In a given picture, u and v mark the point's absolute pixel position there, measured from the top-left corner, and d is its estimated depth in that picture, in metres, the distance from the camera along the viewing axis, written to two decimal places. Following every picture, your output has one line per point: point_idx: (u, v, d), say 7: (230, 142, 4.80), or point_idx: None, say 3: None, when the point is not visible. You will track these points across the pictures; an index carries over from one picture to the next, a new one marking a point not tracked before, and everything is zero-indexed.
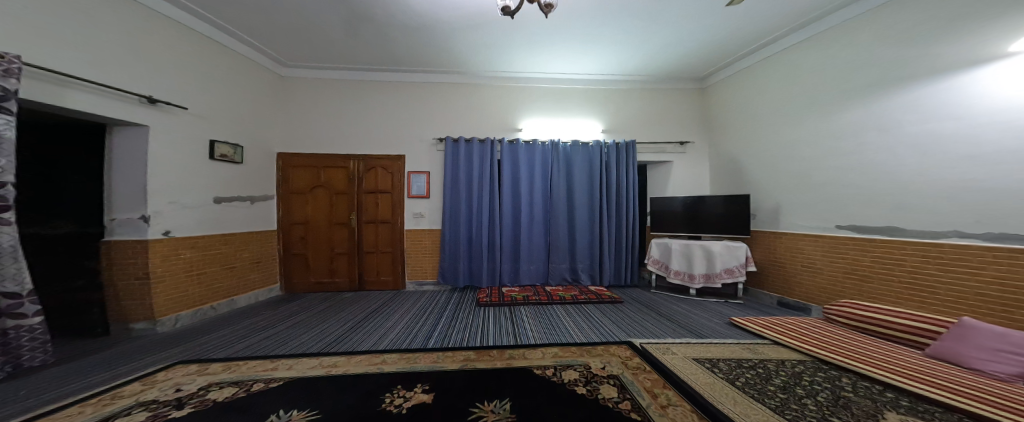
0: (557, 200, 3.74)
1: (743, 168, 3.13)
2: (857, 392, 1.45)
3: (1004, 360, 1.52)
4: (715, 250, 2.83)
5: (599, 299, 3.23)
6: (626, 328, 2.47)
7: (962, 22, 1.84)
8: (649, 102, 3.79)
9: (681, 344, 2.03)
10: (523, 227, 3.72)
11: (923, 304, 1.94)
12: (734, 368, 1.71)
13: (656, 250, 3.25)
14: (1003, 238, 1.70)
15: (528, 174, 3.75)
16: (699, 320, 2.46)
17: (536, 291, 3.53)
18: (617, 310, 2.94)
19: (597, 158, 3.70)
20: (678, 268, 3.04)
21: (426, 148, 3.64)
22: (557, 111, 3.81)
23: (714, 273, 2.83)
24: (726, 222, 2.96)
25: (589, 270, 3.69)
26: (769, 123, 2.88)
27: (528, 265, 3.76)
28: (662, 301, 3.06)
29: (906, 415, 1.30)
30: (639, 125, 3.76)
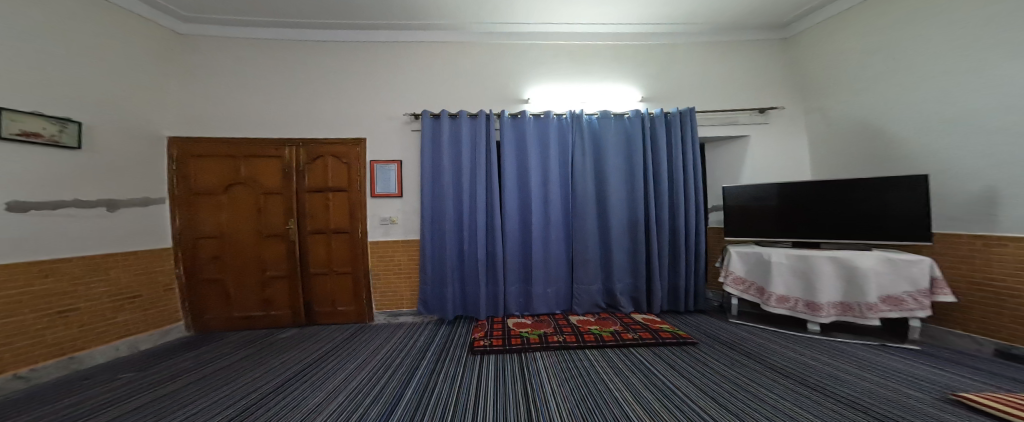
0: (582, 196, 2.66)
1: (892, 139, 2.15)
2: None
3: None
4: (862, 266, 1.86)
5: (655, 338, 2.10)
6: (739, 407, 1.41)
7: None
8: (706, 59, 2.77)
9: None
10: (536, 235, 2.67)
11: None
12: None
13: (741, 263, 2.22)
14: None
15: (537, 161, 2.71)
16: (879, 391, 1.39)
17: (559, 325, 2.45)
18: (694, 358, 1.86)
19: (636, 135, 2.65)
20: (784, 292, 2.06)
21: (399, 128, 2.62)
22: (580, 75, 2.77)
23: (861, 303, 1.86)
24: (802, 219, 2.20)
25: (633, 293, 2.58)
26: (962, 65, 1.87)
27: (544, 288, 2.67)
28: (758, 336, 1.98)
29: None
30: (696, 90, 2.74)
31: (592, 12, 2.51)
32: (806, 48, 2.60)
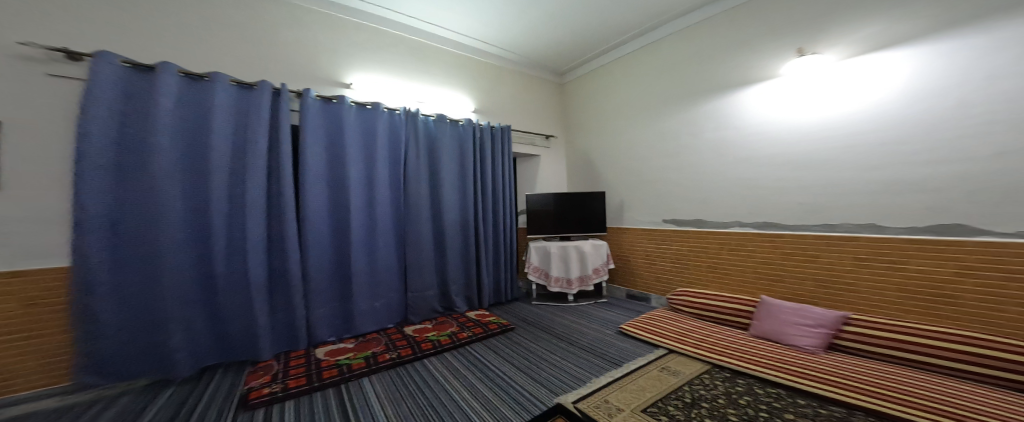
0: (416, 200, 2.58)
1: (598, 170, 3.72)
2: (773, 409, 1.57)
3: (807, 333, 2.03)
4: (586, 251, 3.15)
5: (485, 332, 2.49)
6: (540, 375, 2.02)
7: (714, 62, 2.70)
8: (518, 90, 3.54)
9: (611, 392, 1.81)
10: (355, 242, 2.27)
11: (723, 285, 2.68)
12: (683, 410, 1.62)
13: (535, 256, 3.22)
14: (775, 226, 2.40)
15: (359, 154, 2.32)
16: (599, 338, 2.53)
17: (393, 340, 2.25)
18: (513, 342, 2.44)
19: (461, 146, 2.81)
20: (558, 275, 3.14)
21: (12, 63, 1.57)
22: (419, 72, 2.77)
23: (586, 276, 3.15)
24: (557, 216, 3.31)
25: (468, 292, 2.87)
26: (619, 133, 3.49)
27: (372, 304, 2.36)
28: (546, 313, 2.96)
29: (770, 401, 1.62)
30: (515, 113, 3.45)
31: (440, 15, 2.59)
32: (569, 101, 4.02)
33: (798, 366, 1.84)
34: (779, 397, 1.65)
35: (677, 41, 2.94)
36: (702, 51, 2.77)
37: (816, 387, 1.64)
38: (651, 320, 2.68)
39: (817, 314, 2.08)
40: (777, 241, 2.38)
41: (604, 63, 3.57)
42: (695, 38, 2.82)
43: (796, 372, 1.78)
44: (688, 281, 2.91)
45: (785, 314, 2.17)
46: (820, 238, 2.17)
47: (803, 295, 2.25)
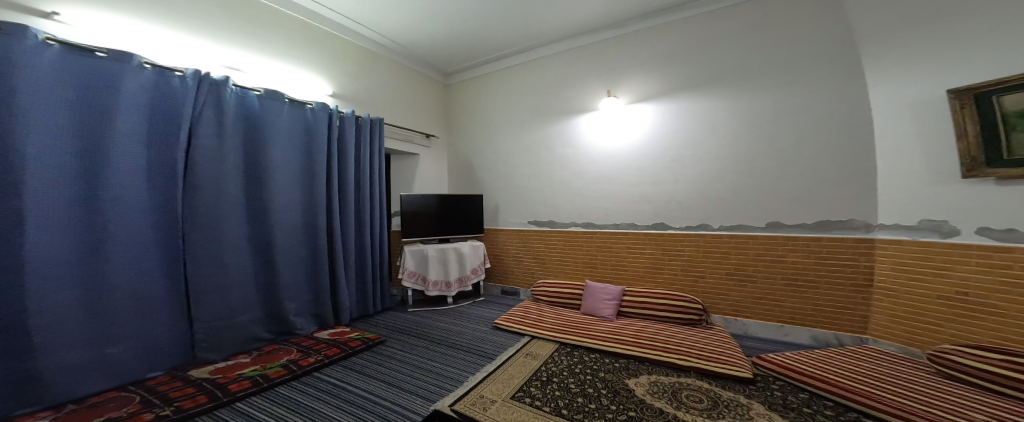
0: (196, 195, 1.98)
1: (476, 173, 3.88)
2: (601, 370, 2.00)
3: (607, 305, 2.70)
4: (465, 252, 3.26)
5: (342, 350, 2.23)
6: (411, 383, 1.94)
7: (561, 90, 3.30)
8: (386, 78, 3.29)
9: (484, 386, 1.90)
10: (43, 261, 1.51)
11: (568, 273, 3.23)
12: (541, 388, 1.87)
13: (411, 260, 3.10)
14: (606, 225, 3.04)
15: (55, 127, 1.55)
16: (475, 335, 2.63)
17: (160, 393, 1.67)
18: (386, 354, 2.26)
19: (270, 129, 2.32)
20: (436, 278, 3.13)
21: None
22: (243, 37, 2.29)
23: (464, 277, 3.26)
24: (440, 219, 3.37)
25: (319, 309, 2.58)
26: (490, 140, 3.78)
27: (98, 350, 1.66)
28: (422, 319, 2.91)
29: (598, 364, 2.07)
30: (386, 105, 3.28)
31: None
32: (450, 103, 4.10)
33: (615, 332, 2.39)
34: (603, 360, 2.12)
35: (537, 67, 3.47)
36: (551, 79, 3.37)
37: (620, 347, 2.18)
38: (519, 312, 2.96)
39: (615, 289, 2.79)
40: (601, 235, 3.05)
41: (479, 74, 3.85)
42: (547, 67, 3.40)
43: (613, 337, 2.33)
44: (543, 273, 3.39)
45: (598, 292, 2.81)
46: (615, 234, 2.97)
47: (610, 277, 3.00)
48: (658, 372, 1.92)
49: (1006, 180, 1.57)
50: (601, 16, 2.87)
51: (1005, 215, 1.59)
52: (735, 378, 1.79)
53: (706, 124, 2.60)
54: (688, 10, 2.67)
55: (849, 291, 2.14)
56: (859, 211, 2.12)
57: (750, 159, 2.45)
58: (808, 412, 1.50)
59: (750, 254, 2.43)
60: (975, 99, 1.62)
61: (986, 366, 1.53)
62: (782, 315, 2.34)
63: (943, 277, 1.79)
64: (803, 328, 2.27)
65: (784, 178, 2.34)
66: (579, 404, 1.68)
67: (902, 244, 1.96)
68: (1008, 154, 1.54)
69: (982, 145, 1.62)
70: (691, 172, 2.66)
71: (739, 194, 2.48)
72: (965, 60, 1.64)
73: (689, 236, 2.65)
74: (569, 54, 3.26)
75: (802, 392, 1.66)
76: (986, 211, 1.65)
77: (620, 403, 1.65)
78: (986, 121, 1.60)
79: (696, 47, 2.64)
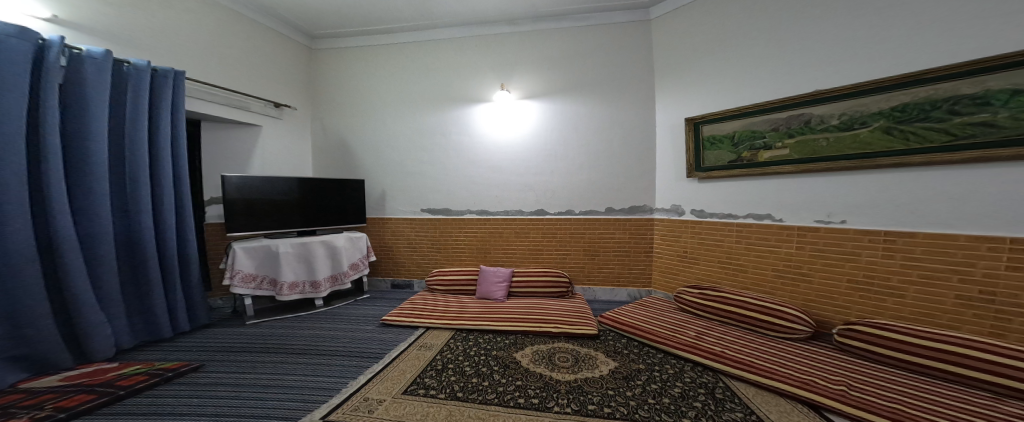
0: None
1: (353, 156, 3.38)
2: (493, 348, 2.18)
3: (499, 287, 2.94)
4: (340, 245, 2.85)
5: (107, 392, 1.63)
6: (264, 407, 1.61)
7: (441, 76, 3.23)
8: (154, 2, 2.26)
9: (375, 388, 1.78)
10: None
11: (461, 260, 3.30)
12: (435, 376, 1.90)
13: (247, 260, 2.49)
14: (496, 213, 3.23)
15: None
16: (356, 337, 2.38)
17: None
18: (232, 383, 1.79)
19: None
20: (293, 278, 2.63)
21: None
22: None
23: (338, 274, 2.86)
24: (301, 207, 2.80)
25: (17, 349, 1.70)
26: (358, 118, 3.35)
27: None
28: (281, 331, 2.41)
29: (489, 344, 2.25)
30: (194, 57, 2.46)
31: None
32: (312, 71, 3.41)
33: (505, 311, 2.65)
34: (493, 339, 2.31)
35: (415, 46, 3.26)
36: (429, 61, 3.24)
37: (508, 324, 2.44)
38: (410, 305, 2.85)
39: (505, 272, 3.04)
40: (493, 220, 3.23)
41: (348, 44, 3.35)
42: (425, 49, 3.24)
43: (502, 316, 2.57)
44: (438, 262, 3.35)
45: (489, 275, 3.01)
46: (506, 219, 3.21)
47: (501, 260, 3.24)
48: (538, 341, 2.25)
49: (705, 179, 2.62)
50: (499, 10, 2.91)
51: (705, 200, 2.64)
52: (586, 336, 2.30)
53: (575, 125, 3.08)
54: (566, 24, 3.04)
55: (644, 256, 3.04)
56: (646, 199, 3.02)
57: (607, 157, 3.05)
58: (627, 352, 2.09)
59: (602, 233, 3.09)
60: (692, 127, 2.67)
61: (693, 298, 2.48)
62: (610, 279, 3.11)
63: (679, 242, 2.81)
64: (625, 286, 3.09)
65: (627, 174, 3.03)
66: (472, 383, 1.81)
67: (665, 221, 2.92)
68: (703, 164, 2.61)
69: (695, 157, 2.67)
70: (564, 165, 3.12)
71: (589, 185, 3.09)
72: (703, 104, 2.62)
73: (563, 220, 3.13)
74: (459, 41, 3.20)
75: (626, 339, 2.27)
76: (691, 197, 2.72)
77: (509, 375, 1.87)
78: (696, 140, 2.66)
79: (561, 59, 3.08)
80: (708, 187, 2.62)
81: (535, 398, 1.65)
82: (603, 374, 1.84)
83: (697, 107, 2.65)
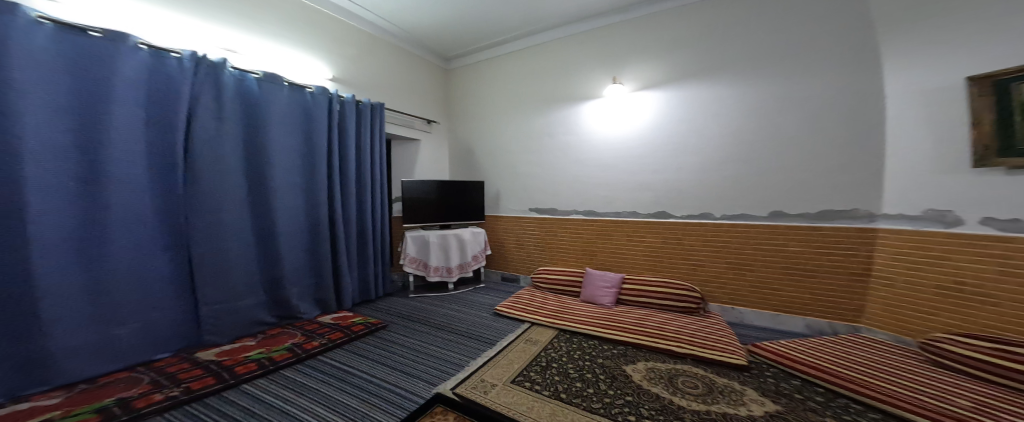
0: (199, 175, 2.00)
1: (477, 160, 3.87)
2: (600, 356, 2.04)
3: (606, 293, 2.74)
4: (465, 239, 3.31)
5: (348, 334, 2.33)
6: (414, 368, 2.01)
7: (557, 76, 3.27)
8: (379, 56, 3.20)
9: (487, 371, 1.96)
10: (46, 241, 1.52)
11: (566, 262, 3.25)
12: (540, 373, 1.91)
13: (413, 247, 3.19)
14: (600, 214, 3.06)
15: (47, 100, 1.52)
16: (474, 321, 2.70)
17: (171, 374, 1.74)
18: (389, 341, 2.33)
19: (267, 111, 2.30)
20: (437, 264, 3.20)
21: None
22: (230, 12, 2.19)
23: (463, 263, 3.31)
24: (438, 205, 3.39)
25: (319, 295, 2.63)
26: (484, 127, 3.79)
27: (107, 331, 1.70)
28: (421, 306, 2.97)
29: (594, 350, 2.11)
30: (387, 91, 3.29)
31: None
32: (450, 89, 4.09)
33: (613, 321, 2.42)
34: (597, 346, 2.17)
35: (530, 52, 3.45)
36: (544, 64, 3.36)
37: (617, 334, 2.23)
38: (519, 299, 3.00)
39: (611, 278, 2.83)
40: (599, 222, 3.05)
41: (475, 62, 3.85)
42: (541, 53, 3.38)
43: (611, 324, 2.37)
44: (542, 261, 3.42)
45: (599, 279, 2.84)
46: (615, 221, 2.97)
47: (608, 263, 3.02)
48: (655, 359, 1.96)
49: (1018, 169, 1.56)
50: None
51: (1005, 202, 1.59)
52: (730, 365, 1.83)
53: (715, 109, 2.55)
54: None
55: (849, 280, 2.15)
56: (861, 200, 2.12)
57: (762, 144, 2.40)
58: (800, 398, 1.53)
59: (750, 244, 2.44)
60: (993, 88, 1.60)
61: (979, 354, 1.57)
62: (774, 302, 2.38)
63: (948, 262, 1.78)
64: (789, 314, 2.34)
65: (803, 166, 2.28)
66: (578, 388, 1.73)
67: (897, 232, 1.98)
68: (1018, 142, 1.53)
69: (998, 131, 1.59)
70: (696, 160, 2.63)
71: (736, 182, 2.49)
72: (966, 48, 1.67)
73: (693, 225, 2.64)
74: (576, 39, 3.17)
75: (799, 381, 1.68)
76: (972, 198, 1.69)
77: (618, 388, 1.70)
78: (1003, 108, 1.58)
79: (697, 32, 2.60)
80: (1018, 180, 1.56)
81: (650, 420, 1.43)
82: (754, 416, 1.42)
83: (957, 54, 1.70)
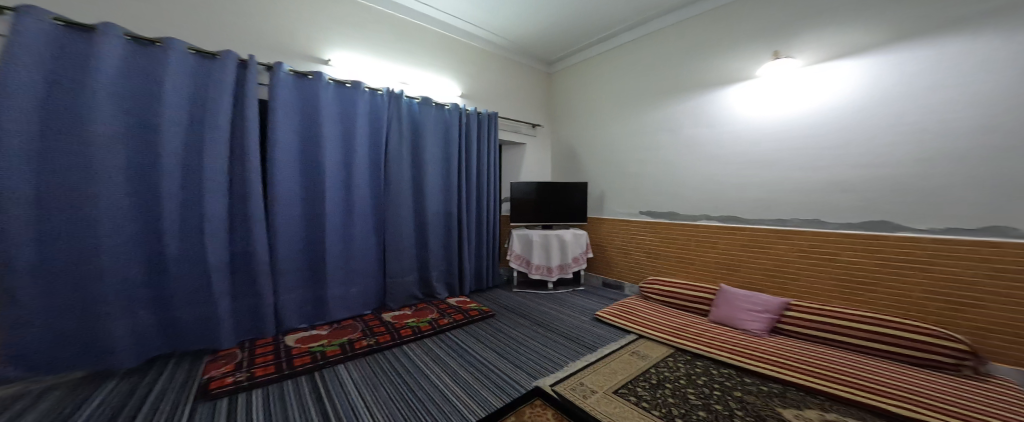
0: (395, 179, 2.63)
1: (581, 161, 3.83)
2: (727, 386, 1.74)
3: (754, 317, 2.27)
4: (567, 239, 3.32)
5: (466, 318, 2.62)
6: (517, 359, 2.13)
7: (683, 64, 2.91)
8: (497, 72, 3.52)
9: (588, 375, 1.92)
10: (331, 222, 2.32)
11: (690, 274, 2.88)
12: (650, 389, 1.76)
13: (518, 243, 3.36)
14: (736, 220, 2.62)
15: (334, 131, 2.33)
16: (575, 323, 2.68)
17: (370, 326, 2.36)
18: (493, 329, 2.51)
19: (442, 131, 2.90)
20: (538, 262, 3.29)
21: None
22: (395, 50, 2.70)
23: (565, 263, 3.33)
24: (539, 206, 3.48)
25: (450, 276, 3.01)
26: (591, 125, 3.70)
27: (346, 289, 2.44)
28: (523, 301, 3.11)
29: (716, 378, 1.82)
30: (500, 100, 3.54)
31: None
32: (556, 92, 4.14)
33: (745, 349, 2.03)
34: (721, 375, 1.86)
35: (644, 42, 3.19)
36: (664, 52, 3.04)
37: (756, 364, 1.88)
38: (624, 307, 2.84)
39: (761, 299, 2.33)
40: (743, 231, 2.56)
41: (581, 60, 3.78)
42: (658, 41, 3.08)
43: (748, 352, 1.99)
44: (654, 269, 3.12)
45: (739, 301, 2.39)
46: (770, 230, 2.43)
47: (760, 283, 2.49)
48: (841, 412, 1.52)
49: None
50: None
51: None
52: None
53: (954, 77, 1.76)
54: None
55: None
56: None
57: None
58: None
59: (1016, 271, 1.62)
60: None
61: None
62: None
63: None
64: None
65: None
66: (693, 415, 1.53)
67: None
68: None
69: None
70: (906, 151, 1.91)
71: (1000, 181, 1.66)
72: None
73: (930, 241, 1.83)
74: (706, 18, 2.76)
75: None
76: None
77: None
78: None
79: None
80: None
81: None
82: None
83: None
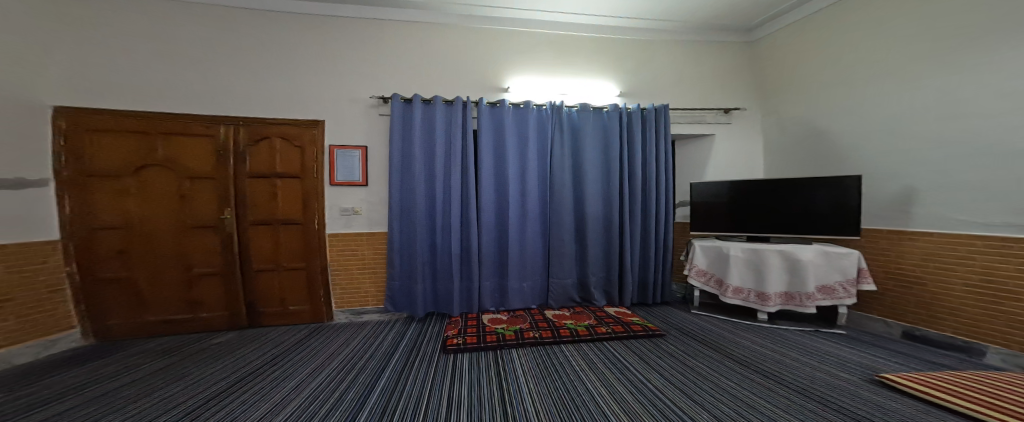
0: (557, 186, 2.91)
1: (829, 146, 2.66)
2: None
3: None
4: (803, 259, 2.19)
5: (628, 332, 2.29)
6: (697, 391, 1.63)
7: None
8: (670, 62, 3.16)
9: None
10: (511, 223, 2.87)
11: None
12: None
13: (704, 256, 2.58)
14: None
15: (512, 143, 2.89)
16: (818, 375, 1.68)
17: (535, 320, 2.63)
18: (664, 349, 2.06)
19: (607, 138, 2.95)
20: (739, 283, 2.39)
21: (367, 111, 2.92)
22: (554, 67, 3.06)
23: (802, 292, 2.21)
24: (741, 211, 2.57)
25: (609, 286, 2.91)
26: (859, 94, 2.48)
27: (522, 282, 2.90)
28: (714, 329, 2.30)
29: None
30: (667, 87, 3.14)
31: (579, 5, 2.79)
32: (760, 61, 3.16)
33: None
34: None
35: None
36: None
37: None
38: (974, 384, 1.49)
39: None
40: None
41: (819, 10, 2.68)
42: None
43: None
44: None
45: None
46: None
47: None
48: None
49: None
50: None
51: None
52: None
53: None
54: None
55: None
56: None
57: None
58: None
59: None
60: None
61: None
62: None
63: None
64: None
65: None
66: None
67: None
68: None
69: None
70: None
71: None
72: None
73: None
74: None
75: None
76: None
77: None
78: None
79: None
80: None
81: None
82: None
83: None
